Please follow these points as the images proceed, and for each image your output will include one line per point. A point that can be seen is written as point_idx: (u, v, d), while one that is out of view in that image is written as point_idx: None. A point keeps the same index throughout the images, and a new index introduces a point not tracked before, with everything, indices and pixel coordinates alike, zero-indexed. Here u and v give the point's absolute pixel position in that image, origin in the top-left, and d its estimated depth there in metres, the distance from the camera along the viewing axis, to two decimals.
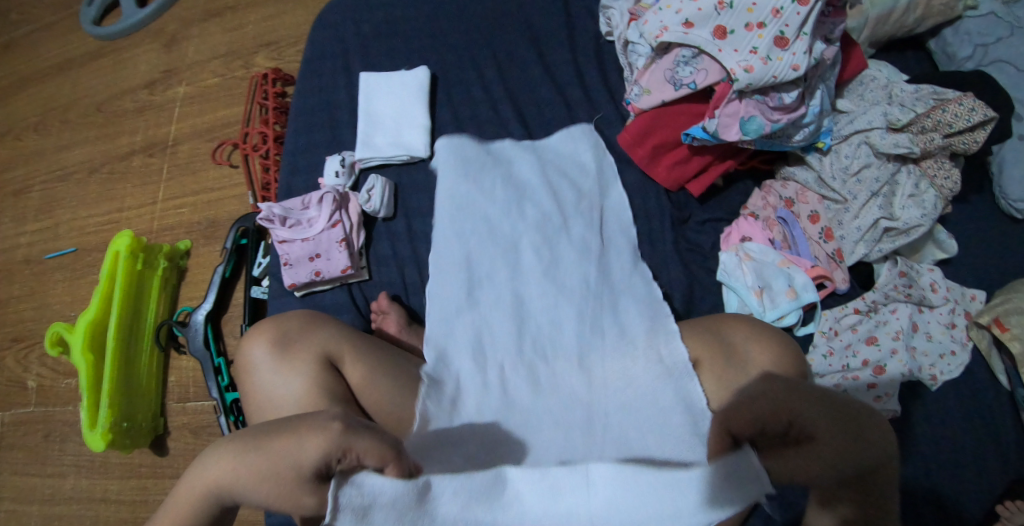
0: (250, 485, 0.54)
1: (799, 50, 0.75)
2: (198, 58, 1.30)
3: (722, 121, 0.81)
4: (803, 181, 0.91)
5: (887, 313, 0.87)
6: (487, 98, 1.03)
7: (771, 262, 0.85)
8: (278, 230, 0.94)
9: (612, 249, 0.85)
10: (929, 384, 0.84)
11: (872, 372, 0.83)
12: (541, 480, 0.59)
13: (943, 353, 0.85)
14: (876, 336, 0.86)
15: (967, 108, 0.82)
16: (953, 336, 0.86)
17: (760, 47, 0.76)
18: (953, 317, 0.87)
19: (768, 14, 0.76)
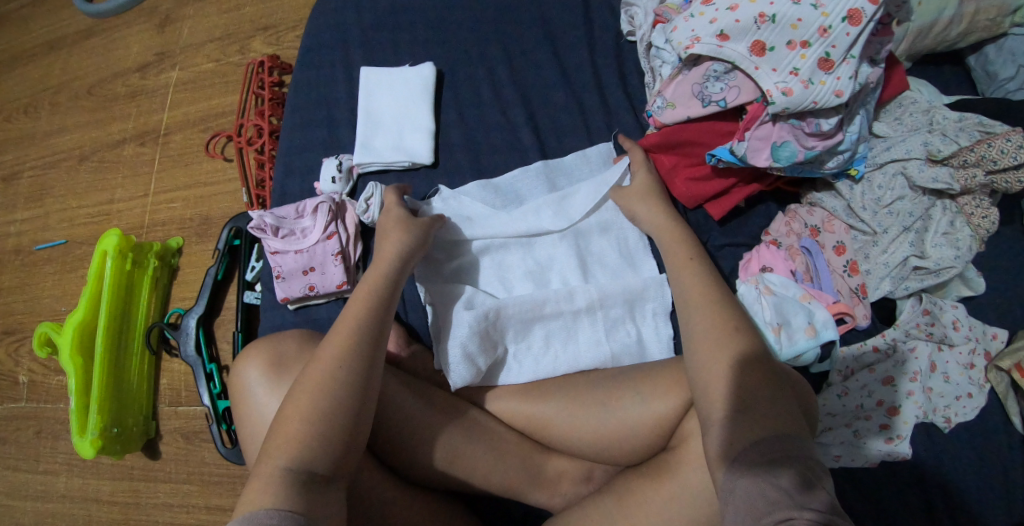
0: (334, 381, 0.63)
1: (844, 74, 0.68)
2: (193, 41, 1.23)
3: (752, 144, 0.73)
4: (831, 208, 0.85)
5: (906, 353, 0.79)
6: (496, 99, 0.96)
7: (792, 296, 0.79)
8: (270, 240, 0.88)
9: (606, 272, 0.88)
10: (942, 426, 0.78)
11: (885, 413, 0.78)
12: (591, 325, 0.86)
13: (959, 395, 0.79)
14: (893, 376, 0.79)
15: (1015, 145, 0.72)
16: (971, 378, 0.79)
17: (802, 69, 0.68)
18: (973, 357, 0.79)
19: (814, 33, 0.68)
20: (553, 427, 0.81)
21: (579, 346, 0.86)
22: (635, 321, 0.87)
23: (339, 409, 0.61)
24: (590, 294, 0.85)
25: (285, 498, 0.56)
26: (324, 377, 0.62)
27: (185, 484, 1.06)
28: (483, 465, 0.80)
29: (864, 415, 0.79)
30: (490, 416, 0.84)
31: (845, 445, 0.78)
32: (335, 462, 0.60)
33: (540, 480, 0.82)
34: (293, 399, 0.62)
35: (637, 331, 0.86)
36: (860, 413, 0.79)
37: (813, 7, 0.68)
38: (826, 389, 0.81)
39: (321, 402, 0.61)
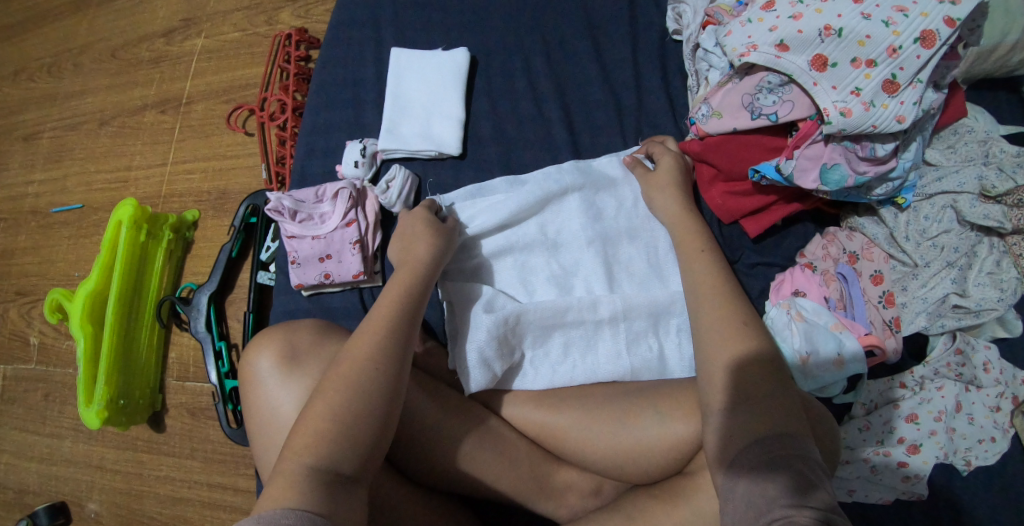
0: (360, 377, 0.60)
1: (909, 99, 0.63)
2: (220, 8, 1.19)
3: (801, 164, 0.69)
4: (872, 235, 0.80)
5: (932, 391, 0.76)
6: (530, 91, 0.92)
7: (823, 324, 0.74)
8: (288, 224, 0.86)
9: (631, 278, 0.85)
10: (960, 469, 0.75)
11: (905, 451, 0.75)
12: (608, 336, 0.83)
13: (981, 438, 0.75)
14: (917, 414, 0.75)
15: None
16: (996, 421, 0.75)
17: (864, 89, 0.64)
18: (1000, 401, 0.75)
19: (883, 52, 0.63)
20: (562, 437, 0.78)
21: (598, 358, 0.83)
22: (659, 330, 0.83)
23: (368, 412, 0.59)
24: (614, 305, 0.82)
25: (309, 498, 0.53)
26: (354, 379, 0.60)
27: (188, 459, 1.06)
28: (490, 470, 0.78)
29: (884, 451, 0.75)
30: (500, 421, 0.82)
31: (862, 480, 0.75)
32: (361, 463, 0.58)
33: (547, 490, 0.80)
34: (320, 398, 0.59)
35: (659, 345, 0.82)
36: (879, 448, 0.75)
37: (884, 24, 0.63)
38: (848, 421, 0.78)
39: (351, 404, 0.58)
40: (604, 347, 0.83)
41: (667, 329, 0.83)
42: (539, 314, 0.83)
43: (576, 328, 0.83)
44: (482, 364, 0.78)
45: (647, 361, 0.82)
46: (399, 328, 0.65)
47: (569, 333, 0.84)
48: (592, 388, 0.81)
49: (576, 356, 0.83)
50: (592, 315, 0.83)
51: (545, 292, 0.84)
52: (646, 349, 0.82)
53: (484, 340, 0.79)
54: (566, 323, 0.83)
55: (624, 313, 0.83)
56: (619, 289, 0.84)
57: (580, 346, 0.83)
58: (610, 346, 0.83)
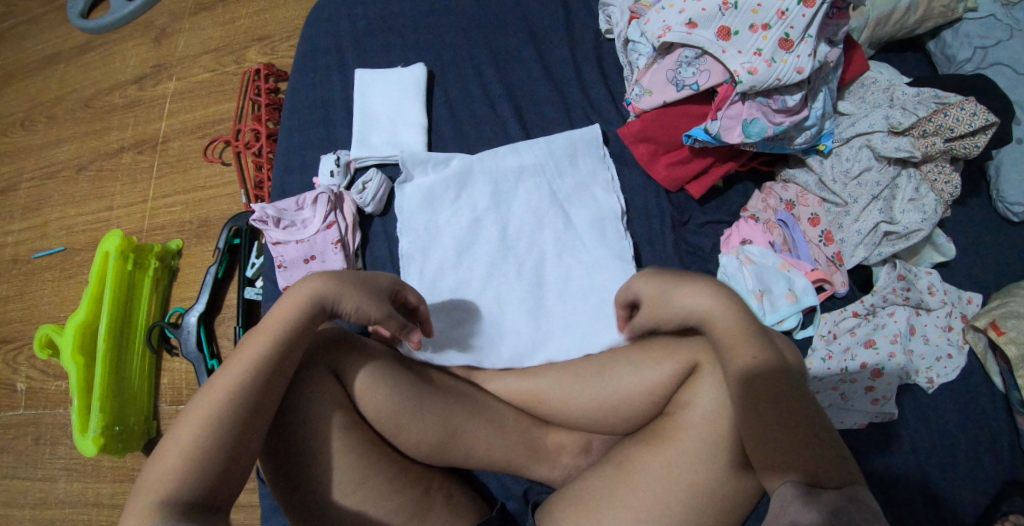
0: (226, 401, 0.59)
1: (804, 52, 0.74)
2: (188, 53, 1.27)
3: (725, 123, 0.80)
4: (804, 183, 0.92)
5: (885, 317, 0.86)
6: (486, 95, 1.02)
7: (772, 265, 0.86)
8: (272, 231, 0.92)
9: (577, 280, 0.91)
10: (925, 387, 0.84)
11: (869, 376, 0.83)
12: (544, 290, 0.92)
13: (939, 356, 0.85)
14: (874, 339, 0.85)
15: (968, 113, 0.82)
16: (949, 339, 0.86)
17: (764, 49, 0.75)
18: (950, 320, 0.86)
19: (774, 16, 0.75)
20: (550, 398, 0.85)
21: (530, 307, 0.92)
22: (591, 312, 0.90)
23: (217, 443, 0.58)
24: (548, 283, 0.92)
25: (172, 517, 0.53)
26: (217, 404, 0.59)
27: None
28: (484, 441, 0.83)
29: (851, 379, 0.84)
30: (491, 395, 0.87)
31: (835, 408, 0.84)
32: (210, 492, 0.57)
33: (539, 455, 0.87)
34: (189, 422, 0.58)
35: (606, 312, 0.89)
36: (845, 376, 0.84)
37: None
38: (811, 353, 0.87)
39: (210, 432, 0.58)
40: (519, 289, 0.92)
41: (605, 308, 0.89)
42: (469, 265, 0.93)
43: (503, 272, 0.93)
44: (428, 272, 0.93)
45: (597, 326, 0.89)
46: (280, 345, 0.64)
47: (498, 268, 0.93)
48: (580, 352, 0.88)
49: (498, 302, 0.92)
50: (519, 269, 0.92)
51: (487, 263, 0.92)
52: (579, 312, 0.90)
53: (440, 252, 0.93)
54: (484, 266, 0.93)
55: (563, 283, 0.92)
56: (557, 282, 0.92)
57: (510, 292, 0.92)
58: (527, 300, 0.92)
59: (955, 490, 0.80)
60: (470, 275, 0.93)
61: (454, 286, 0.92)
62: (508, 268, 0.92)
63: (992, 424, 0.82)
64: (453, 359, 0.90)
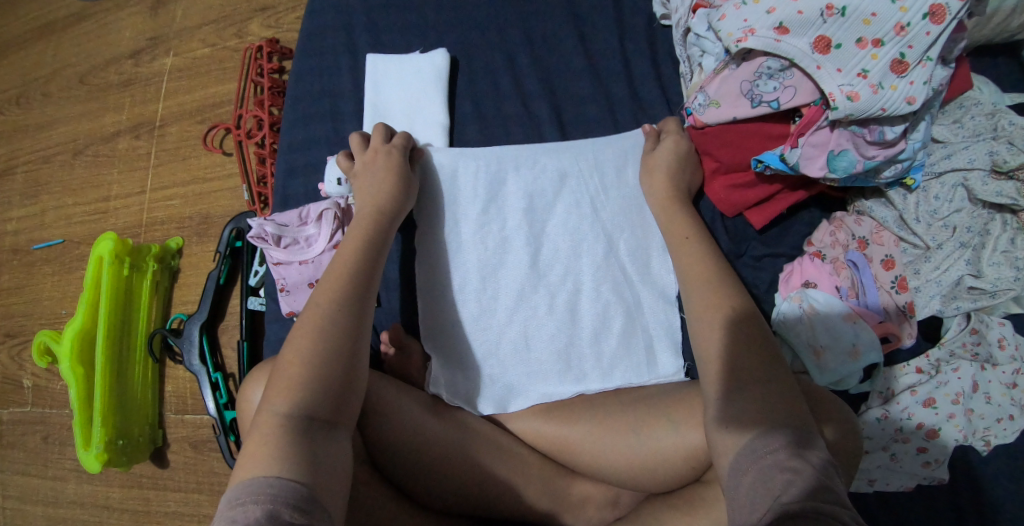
0: (317, 319, 0.60)
1: (919, 79, 0.60)
2: (187, 24, 1.15)
3: (807, 152, 0.67)
4: (881, 218, 0.77)
5: (949, 374, 0.74)
6: (517, 89, 0.88)
7: (837, 316, 0.73)
8: (273, 250, 0.81)
9: (615, 313, 0.82)
10: (981, 449, 0.74)
11: (924, 435, 0.73)
12: (581, 316, 0.82)
13: (999, 417, 0.73)
14: (934, 398, 0.73)
15: None
16: (1014, 398, 0.73)
17: (871, 71, 0.61)
18: (1017, 377, 0.73)
19: (890, 31, 0.60)
20: (579, 451, 0.75)
21: (567, 327, 0.82)
22: (628, 347, 0.81)
23: (333, 353, 0.58)
24: (587, 307, 0.82)
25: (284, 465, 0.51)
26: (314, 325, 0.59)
27: (195, 493, 1.03)
28: (507, 492, 0.74)
29: (902, 438, 0.74)
30: (510, 437, 0.79)
31: (882, 469, 0.75)
32: (336, 405, 0.56)
33: (565, 505, 0.75)
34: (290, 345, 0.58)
35: (648, 344, 0.81)
36: (897, 434, 0.74)
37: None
38: (865, 411, 0.76)
39: (314, 344, 0.58)
40: (556, 308, 0.82)
41: (643, 348, 0.81)
42: (504, 278, 0.83)
43: (541, 290, 0.83)
44: (456, 288, 0.83)
45: (641, 361, 0.81)
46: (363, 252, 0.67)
47: (534, 283, 0.83)
48: (610, 399, 0.78)
49: (528, 322, 0.83)
50: (557, 287, 0.83)
51: (522, 283, 0.83)
52: (615, 349, 0.82)
53: (467, 271, 0.83)
54: (521, 278, 0.83)
55: (599, 313, 0.82)
56: (592, 313, 0.82)
57: (544, 309, 0.83)
58: (562, 326, 0.82)
59: None
60: (496, 308, 0.83)
61: (477, 319, 0.83)
62: (539, 301, 0.83)
63: None
64: (479, 405, 0.81)
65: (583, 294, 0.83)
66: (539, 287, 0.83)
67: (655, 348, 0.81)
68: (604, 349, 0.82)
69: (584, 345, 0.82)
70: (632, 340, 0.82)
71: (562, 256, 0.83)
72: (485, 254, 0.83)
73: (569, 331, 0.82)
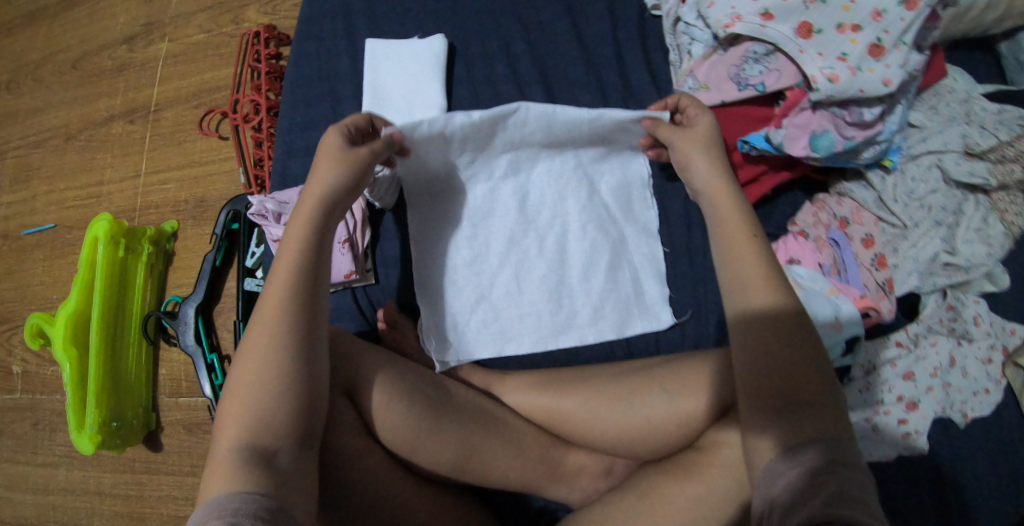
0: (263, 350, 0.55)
1: (895, 62, 0.64)
2: (182, 10, 1.15)
3: (790, 133, 0.69)
4: (861, 199, 0.81)
5: (927, 348, 0.76)
6: (512, 72, 0.90)
7: (820, 290, 0.77)
8: (272, 227, 0.82)
9: (604, 261, 0.84)
10: (958, 422, 0.75)
11: (903, 408, 0.75)
12: (570, 263, 0.84)
13: (975, 391, 0.75)
14: (913, 371, 0.76)
15: None
16: (988, 373, 0.75)
17: (850, 54, 0.64)
18: (991, 353, 0.75)
19: (866, 17, 0.64)
20: (574, 420, 0.78)
21: (556, 272, 0.84)
22: (620, 291, 0.83)
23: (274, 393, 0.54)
24: (576, 255, 0.84)
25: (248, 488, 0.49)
26: (262, 351, 0.55)
27: (189, 476, 1.04)
28: (503, 461, 0.76)
29: (885, 410, 0.76)
30: (508, 410, 0.80)
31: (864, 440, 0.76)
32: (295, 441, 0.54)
33: (558, 476, 0.80)
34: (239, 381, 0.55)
35: (640, 288, 0.83)
36: (879, 407, 0.76)
37: None
38: (847, 383, 0.78)
39: (261, 379, 0.54)
40: (545, 255, 0.84)
41: (635, 293, 0.83)
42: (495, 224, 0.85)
43: (531, 237, 0.85)
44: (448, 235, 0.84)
45: (633, 304, 0.83)
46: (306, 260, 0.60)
47: (524, 231, 0.85)
48: (603, 370, 0.80)
49: (519, 268, 0.84)
50: (546, 235, 0.85)
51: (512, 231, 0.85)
52: (605, 292, 0.83)
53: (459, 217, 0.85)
54: (510, 225, 0.85)
55: (587, 260, 0.84)
56: (580, 260, 0.84)
57: (535, 256, 0.84)
58: (552, 271, 0.84)
59: None
60: (489, 258, 0.85)
61: (470, 265, 0.84)
62: (529, 247, 0.84)
63: None
64: (474, 350, 0.84)
65: (572, 244, 0.84)
66: (528, 233, 0.85)
67: (648, 294, 0.83)
68: (593, 291, 0.83)
69: (573, 290, 0.84)
70: (624, 285, 0.83)
71: (547, 205, 0.85)
72: (479, 200, 0.85)
73: (559, 277, 0.84)
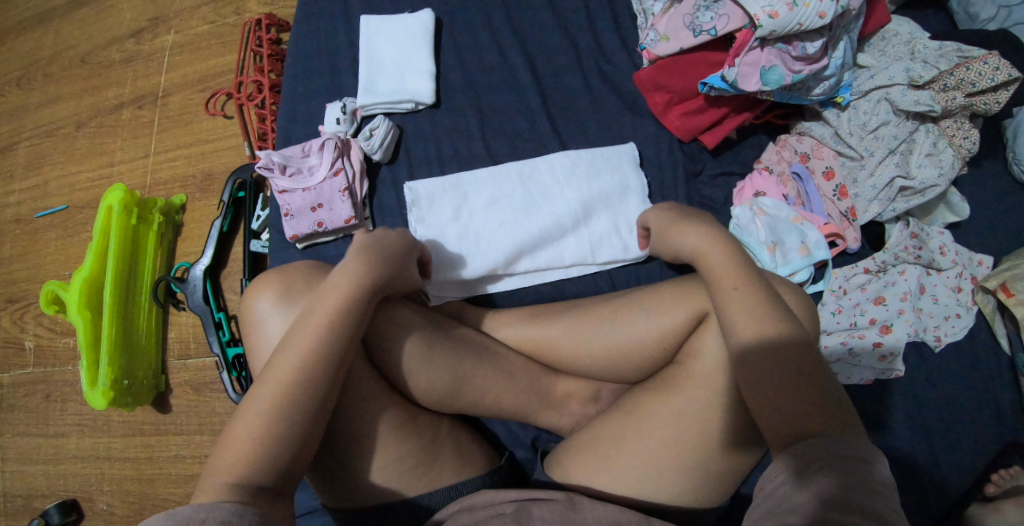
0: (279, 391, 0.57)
1: None
2: (187, 5, 1.24)
3: (743, 70, 0.82)
4: (819, 136, 0.91)
5: (896, 275, 0.86)
6: (495, 42, 1.00)
7: (785, 217, 0.86)
8: (278, 179, 0.90)
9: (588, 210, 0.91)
10: (933, 345, 0.84)
11: (878, 331, 0.83)
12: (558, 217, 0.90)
13: (948, 315, 0.85)
14: (885, 296, 0.85)
15: (992, 67, 0.81)
16: (959, 299, 0.85)
17: None
18: (960, 281, 0.86)
19: None
20: (561, 348, 0.80)
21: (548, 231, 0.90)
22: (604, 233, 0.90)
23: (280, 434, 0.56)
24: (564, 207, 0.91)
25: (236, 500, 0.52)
26: (277, 395, 0.57)
27: (196, 436, 1.08)
28: (493, 389, 0.78)
29: (859, 333, 0.84)
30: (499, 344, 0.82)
31: (844, 364, 0.83)
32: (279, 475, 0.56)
33: (548, 402, 0.82)
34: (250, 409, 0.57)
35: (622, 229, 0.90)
36: (854, 331, 0.84)
37: None
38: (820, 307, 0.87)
39: (275, 416, 0.56)
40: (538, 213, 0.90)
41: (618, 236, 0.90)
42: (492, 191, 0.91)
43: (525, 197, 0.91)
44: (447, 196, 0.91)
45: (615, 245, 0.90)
46: (339, 323, 0.61)
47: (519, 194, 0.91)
48: (587, 301, 0.83)
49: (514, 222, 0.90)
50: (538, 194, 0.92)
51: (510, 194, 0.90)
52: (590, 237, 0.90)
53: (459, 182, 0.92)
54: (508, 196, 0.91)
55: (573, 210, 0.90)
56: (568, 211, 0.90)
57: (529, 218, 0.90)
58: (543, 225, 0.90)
59: (961, 441, 0.81)
60: (474, 225, 0.89)
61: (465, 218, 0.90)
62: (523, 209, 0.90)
63: (999, 380, 0.83)
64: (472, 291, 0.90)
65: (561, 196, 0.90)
66: (516, 211, 0.89)
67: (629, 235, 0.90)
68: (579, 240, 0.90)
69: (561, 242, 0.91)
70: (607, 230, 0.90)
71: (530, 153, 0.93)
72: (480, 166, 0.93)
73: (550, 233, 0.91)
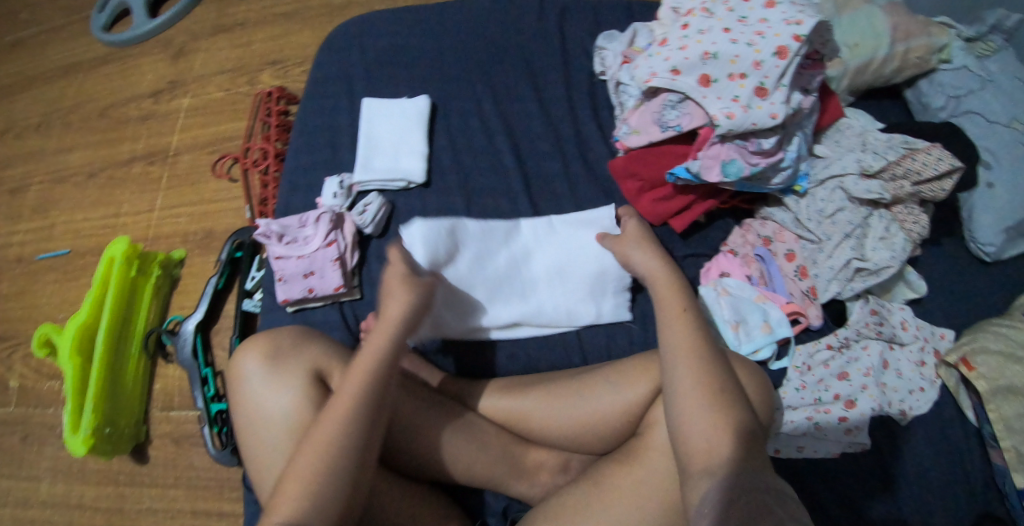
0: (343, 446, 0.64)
1: (777, 100, 0.86)
2: (204, 71, 1.34)
3: (705, 162, 0.90)
4: (781, 221, 0.99)
5: (859, 350, 0.91)
6: (485, 127, 1.09)
7: (748, 297, 0.94)
8: (275, 246, 0.97)
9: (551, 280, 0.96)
10: (899, 418, 0.88)
11: (843, 406, 0.88)
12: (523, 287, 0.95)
13: (911, 389, 0.90)
14: (847, 372, 0.91)
15: (935, 158, 0.89)
16: (923, 373, 0.90)
17: (741, 96, 0.87)
18: (923, 356, 0.91)
19: (749, 66, 0.87)
20: (534, 418, 0.84)
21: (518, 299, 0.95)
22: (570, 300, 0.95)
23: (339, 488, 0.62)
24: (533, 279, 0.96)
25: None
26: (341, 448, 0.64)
27: (172, 488, 1.09)
28: (469, 456, 0.82)
29: (824, 408, 0.88)
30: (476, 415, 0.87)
31: (809, 438, 0.88)
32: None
33: (519, 471, 0.84)
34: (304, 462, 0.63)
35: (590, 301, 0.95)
36: (819, 406, 0.89)
37: (748, 45, 0.88)
38: (786, 384, 0.92)
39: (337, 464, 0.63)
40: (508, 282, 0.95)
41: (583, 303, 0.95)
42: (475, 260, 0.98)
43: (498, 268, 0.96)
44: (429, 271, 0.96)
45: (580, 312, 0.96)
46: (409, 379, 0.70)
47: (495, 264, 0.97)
48: (559, 373, 0.88)
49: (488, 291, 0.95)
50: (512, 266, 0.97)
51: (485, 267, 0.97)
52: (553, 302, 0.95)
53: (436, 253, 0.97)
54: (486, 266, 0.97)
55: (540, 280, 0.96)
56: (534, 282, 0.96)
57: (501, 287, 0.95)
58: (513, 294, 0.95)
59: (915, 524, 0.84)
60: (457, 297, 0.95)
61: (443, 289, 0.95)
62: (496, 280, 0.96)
63: (952, 463, 0.87)
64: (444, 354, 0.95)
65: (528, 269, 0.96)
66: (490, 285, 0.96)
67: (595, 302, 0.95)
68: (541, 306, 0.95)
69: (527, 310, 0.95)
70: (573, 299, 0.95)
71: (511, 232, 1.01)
72: None
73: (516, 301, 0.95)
